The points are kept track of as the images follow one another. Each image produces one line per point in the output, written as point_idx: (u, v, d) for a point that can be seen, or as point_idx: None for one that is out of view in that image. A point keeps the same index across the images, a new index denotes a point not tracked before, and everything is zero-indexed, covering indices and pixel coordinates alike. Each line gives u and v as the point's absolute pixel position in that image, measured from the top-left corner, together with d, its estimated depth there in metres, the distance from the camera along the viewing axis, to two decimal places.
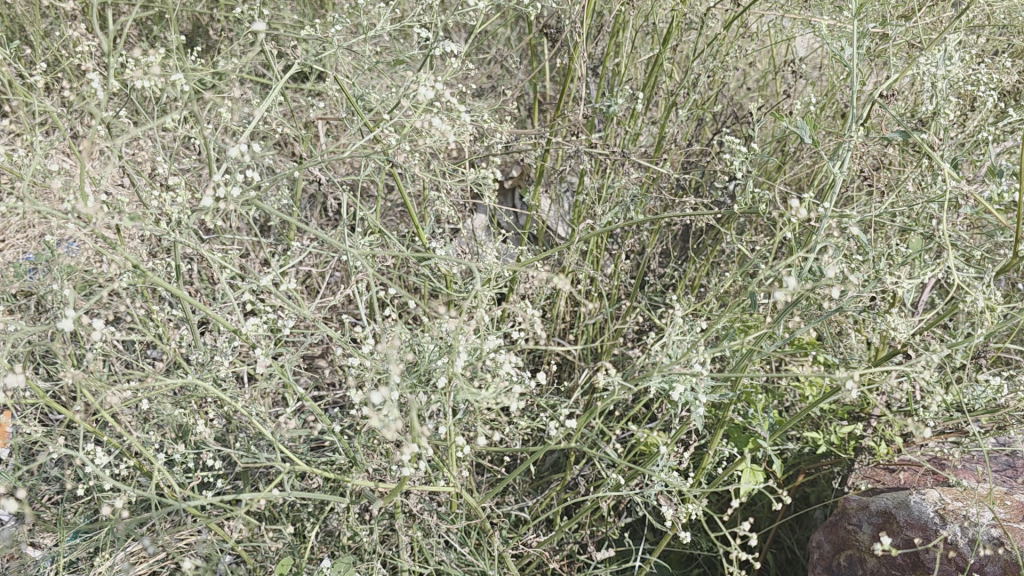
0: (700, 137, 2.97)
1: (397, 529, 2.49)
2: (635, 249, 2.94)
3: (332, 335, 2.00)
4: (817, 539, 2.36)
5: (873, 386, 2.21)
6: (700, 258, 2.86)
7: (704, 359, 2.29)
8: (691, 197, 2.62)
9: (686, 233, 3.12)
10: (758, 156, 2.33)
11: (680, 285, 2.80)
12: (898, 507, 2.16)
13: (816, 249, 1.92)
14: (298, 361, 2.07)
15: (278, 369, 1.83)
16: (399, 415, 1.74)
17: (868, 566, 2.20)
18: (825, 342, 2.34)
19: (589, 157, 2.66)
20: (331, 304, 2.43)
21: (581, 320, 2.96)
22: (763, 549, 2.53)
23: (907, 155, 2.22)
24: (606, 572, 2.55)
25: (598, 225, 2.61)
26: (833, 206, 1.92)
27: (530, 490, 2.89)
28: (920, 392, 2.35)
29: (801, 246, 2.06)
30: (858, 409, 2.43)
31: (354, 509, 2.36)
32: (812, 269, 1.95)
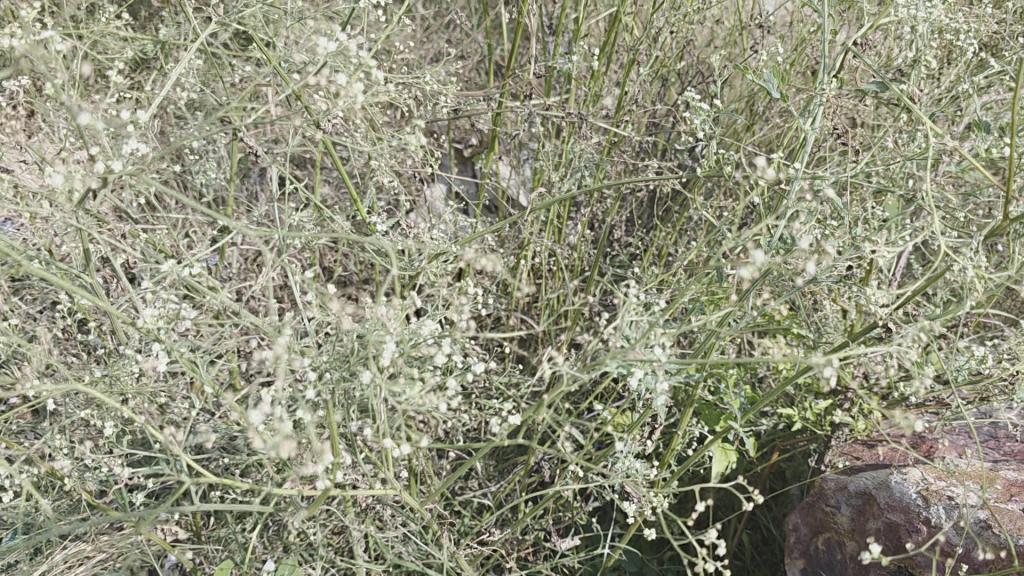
0: (664, 98, 2.79)
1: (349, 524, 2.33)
2: (598, 218, 2.78)
3: (260, 322, 1.81)
4: (794, 522, 2.24)
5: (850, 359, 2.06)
6: (666, 226, 2.70)
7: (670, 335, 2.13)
8: (655, 162, 2.45)
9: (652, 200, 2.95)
10: (724, 116, 2.16)
11: (645, 255, 2.64)
12: (878, 489, 2.03)
13: (788, 216, 1.77)
14: (226, 352, 1.89)
15: (193, 366, 1.64)
16: (293, 434, 1.52)
17: (846, 551, 2.09)
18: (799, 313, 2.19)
19: (544, 121, 2.48)
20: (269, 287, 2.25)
21: (543, 295, 2.80)
22: (739, 532, 2.40)
23: (884, 111, 2.05)
24: (573, 562, 2.41)
25: (555, 194, 2.44)
26: (804, 167, 1.76)
27: (494, 474, 2.74)
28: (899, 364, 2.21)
29: (772, 212, 1.90)
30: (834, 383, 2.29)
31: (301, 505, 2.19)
32: (783, 237, 1.79)
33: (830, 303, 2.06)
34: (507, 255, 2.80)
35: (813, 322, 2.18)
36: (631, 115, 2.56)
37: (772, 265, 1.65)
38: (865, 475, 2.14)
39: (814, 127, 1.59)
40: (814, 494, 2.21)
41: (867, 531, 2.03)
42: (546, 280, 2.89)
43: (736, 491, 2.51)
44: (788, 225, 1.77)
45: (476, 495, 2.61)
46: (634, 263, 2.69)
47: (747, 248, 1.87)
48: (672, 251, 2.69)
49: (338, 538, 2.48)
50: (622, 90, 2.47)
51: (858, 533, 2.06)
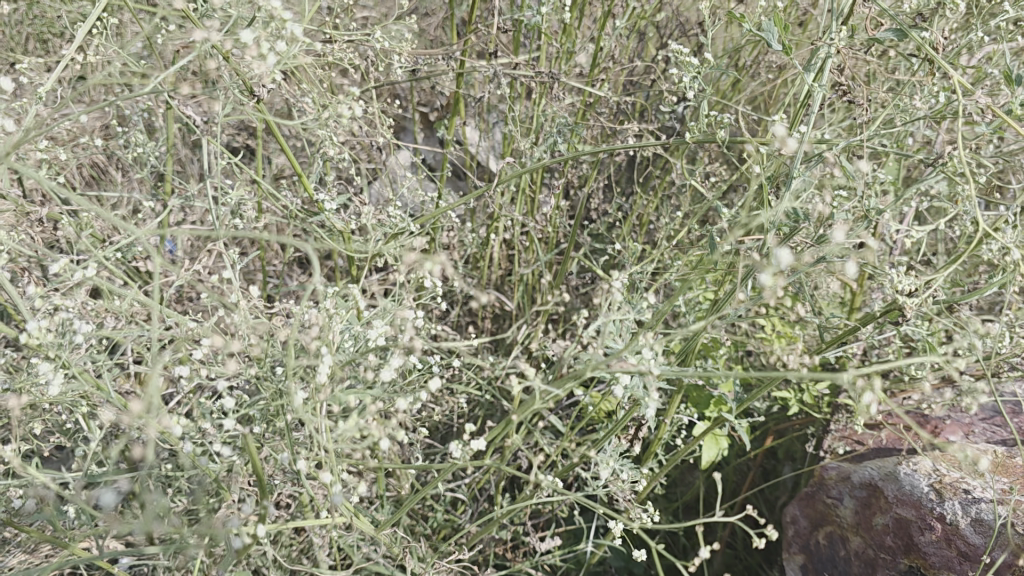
0: (642, 53, 2.55)
1: (311, 530, 2.12)
2: (574, 185, 2.56)
3: (187, 323, 1.58)
4: (793, 514, 2.07)
5: (856, 341, 1.86)
6: (648, 192, 2.48)
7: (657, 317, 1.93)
8: (635, 125, 2.23)
9: (630, 163, 2.73)
10: (712, 72, 1.93)
11: (626, 226, 2.42)
12: (885, 480, 1.86)
13: (789, 184, 1.57)
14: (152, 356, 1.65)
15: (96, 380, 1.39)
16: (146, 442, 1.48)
17: (850, 547, 1.92)
18: (798, 289, 1.99)
19: (512, 82, 2.24)
20: (209, 273, 2.01)
21: (517, 270, 2.59)
22: (732, 523, 2.23)
23: (889, 63, 1.84)
24: (556, 561, 2.23)
25: (526, 162, 2.21)
26: (808, 130, 1.54)
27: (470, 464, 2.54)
28: (907, 343, 2.02)
29: (771, 179, 1.68)
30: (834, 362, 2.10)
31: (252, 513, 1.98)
32: (786, 208, 1.57)
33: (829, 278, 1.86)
34: (476, 228, 2.58)
35: (813, 299, 1.98)
36: (606, 72, 2.33)
37: (774, 244, 1.45)
38: (870, 462, 1.97)
39: (820, 83, 1.39)
40: (813, 484, 2.04)
41: (874, 526, 1.86)
42: (520, 253, 2.68)
43: (727, 478, 2.34)
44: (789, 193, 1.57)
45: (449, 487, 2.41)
46: (613, 233, 2.47)
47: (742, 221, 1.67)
48: (654, 220, 2.48)
49: (299, 545, 2.27)
50: (598, 45, 2.23)
51: (863, 528, 1.89)
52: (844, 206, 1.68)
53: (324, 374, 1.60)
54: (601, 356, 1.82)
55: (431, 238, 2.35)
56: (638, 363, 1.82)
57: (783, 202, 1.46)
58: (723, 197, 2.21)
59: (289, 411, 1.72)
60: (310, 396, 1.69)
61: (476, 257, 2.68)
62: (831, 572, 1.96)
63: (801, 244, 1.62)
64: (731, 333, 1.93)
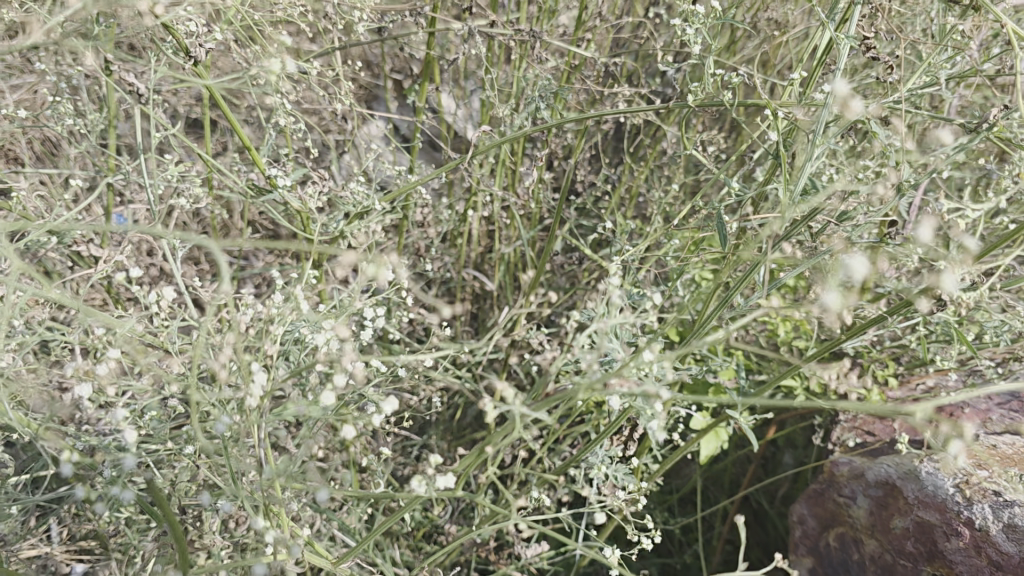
0: (631, 10, 2.34)
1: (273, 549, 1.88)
2: (559, 155, 2.36)
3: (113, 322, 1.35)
4: (799, 513, 1.91)
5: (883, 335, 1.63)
6: (638, 162, 2.28)
7: (653, 303, 1.74)
8: (625, 89, 2.02)
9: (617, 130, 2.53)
10: (712, 28, 1.72)
11: (614, 199, 2.23)
12: (905, 479, 1.71)
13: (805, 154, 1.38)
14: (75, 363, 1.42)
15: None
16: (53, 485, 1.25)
17: (864, 551, 1.76)
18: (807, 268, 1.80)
19: (490, 42, 2.02)
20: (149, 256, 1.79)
21: (498, 247, 2.39)
22: (735, 521, 2.08)
23: (912, 14, 1.64)
24: (544, 565, 2.06)
25: (506, 131, 2.00)
26: (827, 91, 1.34)
27: (451, 455, 2.37)
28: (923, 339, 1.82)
29: (784, 147, 1.47)
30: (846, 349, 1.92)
31: (207, 524, 1.78)
32: (803, 181, 1.38)
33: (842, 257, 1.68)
34: (453, 203, 2.38)
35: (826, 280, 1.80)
36: (592, 31, 2.13)
37: (788, 222, 1.26)
38: (885, 457, 1.81)
39: (848, 35, 1.20)
40: (823, 481, 1.88)
41: (891, 529, 1.70)
42: (501, 229, 2.48)
43: (725, 470, 2.18)
44: (805, 164, 1.38)
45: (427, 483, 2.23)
46: (602, 207, 2.28)
47: (749, 195, 1.48)
48: (645, 192, 2.29)
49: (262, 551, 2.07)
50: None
51: (879, 531, 1.74)
52: (861, 175, 1.49)
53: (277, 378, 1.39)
54: (592, 349, 1.63)
55: (404, 216, 2.15)
56: (631, 355, 1.64)
57: (801, 175, 1.27)
58: (721, 167, 2.02)
59: (233, 427, 1.48)
60: (264, 401, 1.49)
61: (452, 234, 2.48)
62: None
63: (817, 222, 1.43)
64: (735, 318, 1.75)
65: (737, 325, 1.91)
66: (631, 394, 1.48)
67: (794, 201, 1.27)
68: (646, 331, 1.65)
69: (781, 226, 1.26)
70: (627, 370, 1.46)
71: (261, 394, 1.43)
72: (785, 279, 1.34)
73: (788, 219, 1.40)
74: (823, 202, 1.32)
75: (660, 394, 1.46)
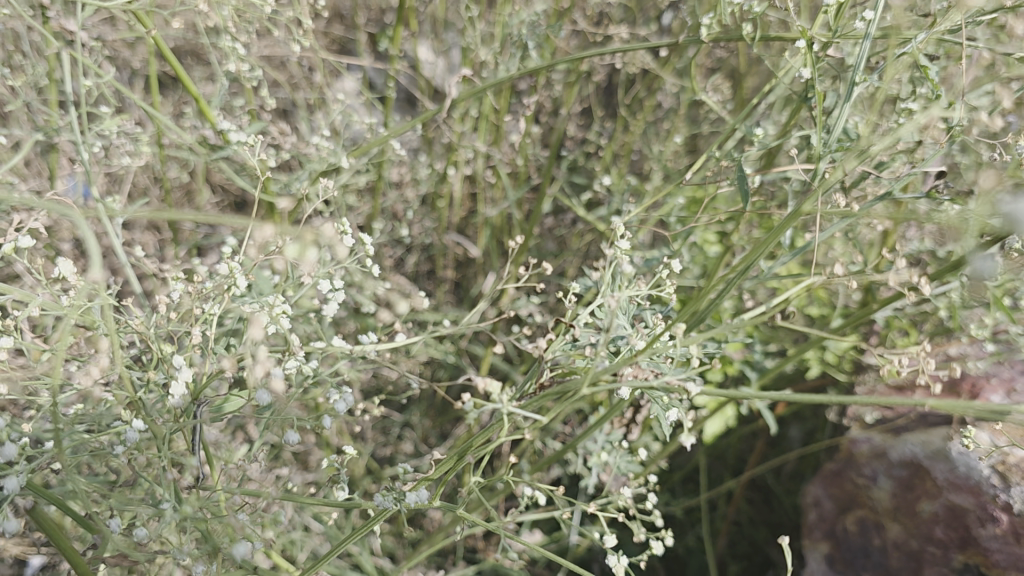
0: None
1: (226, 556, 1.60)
2: (547, 108, 2.18)
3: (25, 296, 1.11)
4: (815, 495, 1.75)
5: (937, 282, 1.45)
6: (633, 115, 2.10)
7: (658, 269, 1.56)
8: (622, 31, 1.83)
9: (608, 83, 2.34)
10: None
11: (608, 155, 2.04)
12: (934, 459, 1.54)
13: (835, 95, 1.21)
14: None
15: None
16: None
17: (887, 536, 1.60)
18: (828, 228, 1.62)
19: None
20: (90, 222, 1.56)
21: (482, 210, 2.21)
22: (743, 499, 1.94)
23: None
24: (539, 554, 1.89)
25: (492, 77, 1.80)
26: (866, 23, 1.15)
27: (435, 433, 2.20)
28: (964, 304, 1.60)
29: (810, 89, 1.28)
30: (865, 314, 1.75)
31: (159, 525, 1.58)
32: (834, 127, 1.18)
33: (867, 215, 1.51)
34: (432, 162, 2.19)
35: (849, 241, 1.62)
36: None
37: (821, 170, 1.11)
38: (909, 433, 1.65)
39: None
40: (839, 460, 1.72)
41: (918, 513, 1.55)
42: (486, 190, 2.30)
43: (731, 445, 2.03)
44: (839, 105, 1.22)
45: (411, 465, 2.06)
46: (595, 164, 2.10)
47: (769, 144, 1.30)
48: (640, 148, 2.10)
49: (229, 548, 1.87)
50: None
51: (904, 514, 1.58)
52: (895, 121, 1.31)
53: (227, 361, 1.19)
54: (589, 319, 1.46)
55: (378, 175, 1.96)
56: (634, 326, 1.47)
57: (837, 119, 1.11)
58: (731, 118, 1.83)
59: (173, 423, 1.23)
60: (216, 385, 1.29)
61: (434, 196, 2.29)
62: (863, 563, 1.63)
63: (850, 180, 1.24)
64: (748, 284, 1.57)
65: (748, 291, 1.74)
66: (637, 372, 1.32)
67: (827, 146, 1.11)
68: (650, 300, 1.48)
69: (814, 175, 1.10)
70: (628, 344, 1.30)
71: (208, 375, 1.25)
72: (815, 242, 1.17)
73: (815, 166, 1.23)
74: (861, 146, 1.15)
75: (671, 372, 1.29)
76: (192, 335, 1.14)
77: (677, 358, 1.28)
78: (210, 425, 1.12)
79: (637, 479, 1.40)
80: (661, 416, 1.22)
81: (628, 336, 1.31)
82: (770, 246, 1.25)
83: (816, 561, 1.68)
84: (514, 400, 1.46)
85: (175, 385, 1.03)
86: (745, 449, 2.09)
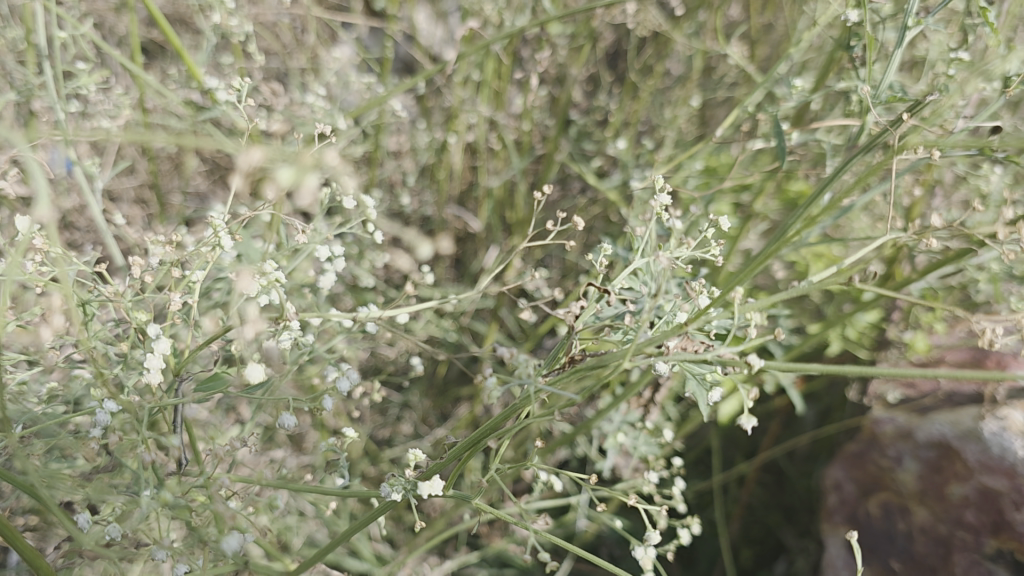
0: None
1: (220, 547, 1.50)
2: (552, 74, 2.10)
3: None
4: (834, 477, 1.65)
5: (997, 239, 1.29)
6: (643, 82, 2.01)
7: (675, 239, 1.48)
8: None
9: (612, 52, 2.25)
10: None
11: (618, 122, 1.95)
12: (964, 440, 1.46)
13: (880, 44, 1.13)
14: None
15: None
16: None
17: (913, 521, 1.52)
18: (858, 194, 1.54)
19: None
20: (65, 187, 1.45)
21: (484, 181, 2.12)
22: (758, 480, 1.86)
23: None
24: (545, 538, 1.81)
25: (498, 35, 1.70)
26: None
27: (436, 412, 2.12)
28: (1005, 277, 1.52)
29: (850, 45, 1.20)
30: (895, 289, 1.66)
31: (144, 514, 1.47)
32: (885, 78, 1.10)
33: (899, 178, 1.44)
34: (431, 130, 2.11)
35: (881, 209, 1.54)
36: None
37: (870, 119, 1.05)
38: (935, 413, 1.57)
39: None
40: (861, 440, 1.63)
41: (947, 497, 1.47)
42: (487, 161, 2.21)
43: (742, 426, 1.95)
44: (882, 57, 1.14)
45: (410, 446, 1.98)
46: (604, 131, 2.02)
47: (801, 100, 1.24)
48: (650, 118, 2.02)
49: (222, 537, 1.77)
50: None
51: (931, 498, 1.50)
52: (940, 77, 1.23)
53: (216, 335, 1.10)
54: (606, 288, 1.38)
55: (375, 142, 1.88)
56: (653, 298, 1.39)
57: (890, 66, 1.03)
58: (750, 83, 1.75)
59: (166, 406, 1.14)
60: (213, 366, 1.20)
61: (433, 166, 2.20)
62: (884, 550, 1.55)
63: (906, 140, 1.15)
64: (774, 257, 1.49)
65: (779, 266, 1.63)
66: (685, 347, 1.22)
67: (876, 97, 1.06)
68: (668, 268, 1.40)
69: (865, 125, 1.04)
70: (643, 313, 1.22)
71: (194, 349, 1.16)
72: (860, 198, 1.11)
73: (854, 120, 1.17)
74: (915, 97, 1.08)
75: (700, 344, 1.21)
76: (175, 302, 1.06)
77: (704, 330, 1.20)
78: (195, 402, 1.05)
79: (658, 463, 1.31)
80: (692, 393, 1.14)
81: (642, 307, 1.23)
82: (804, 208, 1.18)
83: (835, 546, 1.60)
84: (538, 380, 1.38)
85: (148, 362, 0.97)
86: (756, 431, 2.01)
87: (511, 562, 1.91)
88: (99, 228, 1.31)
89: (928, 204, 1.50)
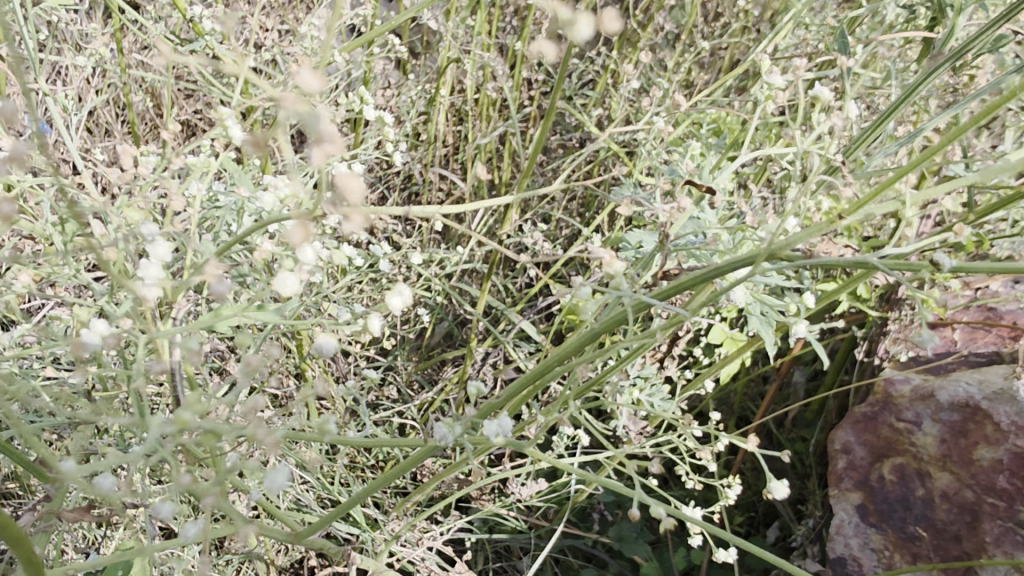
0: None
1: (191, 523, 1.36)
2: (547, 31, 2.03)
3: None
4: (842, 440, 1.59)
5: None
6: (638, 40, 1.96)
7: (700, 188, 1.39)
8: None
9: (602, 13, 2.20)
10: None
11: (617, 78, 1.89)
12: (995, 400, 1.41)
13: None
14: None
15: None
16: None
17: (933, 486, 1.46)
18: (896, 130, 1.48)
19: None
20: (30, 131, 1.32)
21: (474, 135, 2.02)
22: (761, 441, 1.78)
23: None
24: (536, 504, 1.71)
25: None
26: None
27: (419, 378, 2.01)
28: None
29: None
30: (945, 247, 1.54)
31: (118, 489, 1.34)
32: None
33: (944, 107, 1.43)
34: (419, 83, 2.01)
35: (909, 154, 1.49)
36: None
37: (962, 23, 1.00)
38: (954, 373, 1.52)
39: None
40: (873, 402, 1.57)
41: (974, 461, 1.41)
42: (475, 120, 2.12)
43: (740, 389, 1.88)
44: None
45: (398, 412, 1.88)
46: (601, 90, 1.95)
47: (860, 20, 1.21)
48: (643, 78, 1.96)
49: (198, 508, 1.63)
50: None
51: (954, 462, 1.44)
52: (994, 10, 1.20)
53: (181, 266, 0.85)
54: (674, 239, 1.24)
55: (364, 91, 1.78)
56: (676, 247, 1.30)
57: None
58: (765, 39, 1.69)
59: (173, 372, 1.01)
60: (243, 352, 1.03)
61: (418, 123, 2.10)
62: (901, 516, 1.49)
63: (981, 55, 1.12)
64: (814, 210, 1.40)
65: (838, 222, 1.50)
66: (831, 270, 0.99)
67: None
68: (696, 217, 1.31)
69: (959, 23, 1.02)
70: (669, 239, 1.10)
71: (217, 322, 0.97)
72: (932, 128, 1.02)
73: (925, 32, 1.18)
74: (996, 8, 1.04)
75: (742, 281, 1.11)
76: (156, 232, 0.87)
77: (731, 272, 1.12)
78: (211, 339, 0.87)
79: (684, 422, 1.22)
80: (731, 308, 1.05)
81: (672, 239, 1.08)
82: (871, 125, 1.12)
83: (847, 512, 1.55)
84: (606, 370, 1.15)
85: (147, 263, 0.80)
86: (749, 395, 1.93)
87: (500, 531, 1.83)
88: (69, 155, 1.22)
89: (976, 145, 1.44)
